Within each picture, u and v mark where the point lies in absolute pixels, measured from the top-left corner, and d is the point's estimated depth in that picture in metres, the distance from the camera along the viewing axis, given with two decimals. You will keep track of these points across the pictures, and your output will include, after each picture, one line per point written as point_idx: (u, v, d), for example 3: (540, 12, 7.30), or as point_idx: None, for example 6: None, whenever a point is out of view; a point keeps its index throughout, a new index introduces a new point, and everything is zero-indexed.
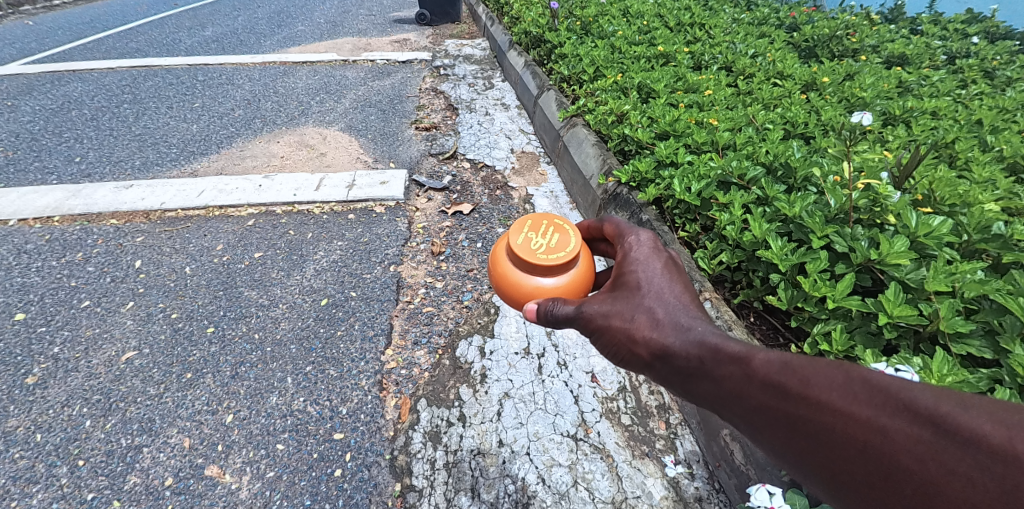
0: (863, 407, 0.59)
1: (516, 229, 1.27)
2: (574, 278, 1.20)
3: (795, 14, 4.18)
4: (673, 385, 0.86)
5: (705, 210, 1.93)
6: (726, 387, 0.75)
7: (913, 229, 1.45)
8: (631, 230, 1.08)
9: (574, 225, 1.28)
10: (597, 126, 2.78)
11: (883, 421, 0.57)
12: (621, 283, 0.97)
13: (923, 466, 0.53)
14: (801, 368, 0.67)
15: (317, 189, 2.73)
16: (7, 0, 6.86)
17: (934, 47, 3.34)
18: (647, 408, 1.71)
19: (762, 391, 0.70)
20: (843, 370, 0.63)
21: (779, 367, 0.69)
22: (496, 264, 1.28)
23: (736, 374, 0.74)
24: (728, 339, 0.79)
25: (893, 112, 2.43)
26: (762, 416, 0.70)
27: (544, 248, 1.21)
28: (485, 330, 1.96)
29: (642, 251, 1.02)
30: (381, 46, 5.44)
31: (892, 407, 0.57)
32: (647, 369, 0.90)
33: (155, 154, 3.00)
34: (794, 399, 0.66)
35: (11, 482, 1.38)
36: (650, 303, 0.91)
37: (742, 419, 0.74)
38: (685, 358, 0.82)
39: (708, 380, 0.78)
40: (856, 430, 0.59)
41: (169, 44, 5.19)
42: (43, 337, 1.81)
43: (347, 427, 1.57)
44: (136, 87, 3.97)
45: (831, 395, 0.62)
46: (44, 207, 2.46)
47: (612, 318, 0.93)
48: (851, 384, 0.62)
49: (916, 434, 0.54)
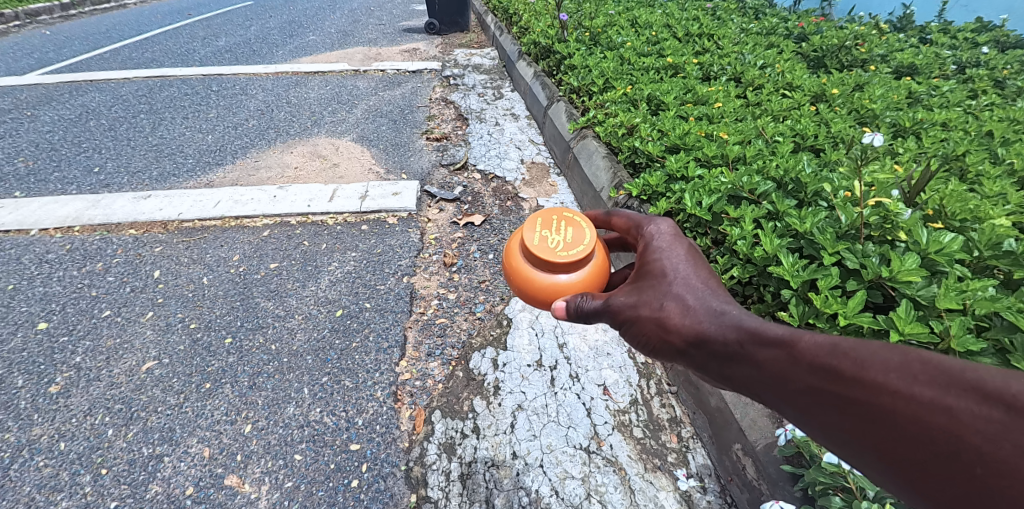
0: (924, 388, 0.54)
1: (528, 228, 1.28)
2: (593, 271, 1.22)
3: (803, 23, 4.19)
4: (713, 373, 0.84)
5: (716, 224, 1.95)
6: (769, 371, 0.72)
7: (924, 246, 1.46)
8: (652, 219, 1.09)
9: (585, 217, 1.28)
10: (608, 138, 2.80)
11: (950, 402, 0.51)
12: (652, 272, 0.98)
13: (997, 447, 0.46)
14: (851, 350, 0.63)
15: (331, 200, 2.78)
16: (25, 10, 7.02)
17: (944, 57, 3.33)
18: (659, 421, 1.71)
19: (808, 374, 0.66)
20: (901, 350, 0.58)
21: (826, 348, 0.65)
22: (513, 263, 1.30)
23: (780, 357, 0.71)
24: (770, 325, 0.76)
25: (903, 124, 2.43)
26: (810, 402, 0.66)
27: (561, 244, 1.23)
28: (498, 342, 1.98)
29: (664, 240, 1.03)
30: (391, 55, 5.52)
31: (958, 388, 0.51)
32: (684, 357, 0.89)
33: (171, 164, 3.06)
34: (843, 380, 0.62)
35: (36, 491, 1.41)
36: (680, 291, 0.92)
37: (787, 405, 0.70)
38: (723, 343, 0.81)
39: (749, 365, 0.76)
40: (916, 410, 0.53)
41: (184, 54, 5.29)
42: (65, 347, 1.85)
43: (363, 438, 1.59)
44: (153, 97, 4.04)
45: (888, 377, 0.57)
46: (65, 217, 2.52)
47: (640, 307, 0.95)
48: (910, 365, 0.56)
49: (987, 414, 0.48)
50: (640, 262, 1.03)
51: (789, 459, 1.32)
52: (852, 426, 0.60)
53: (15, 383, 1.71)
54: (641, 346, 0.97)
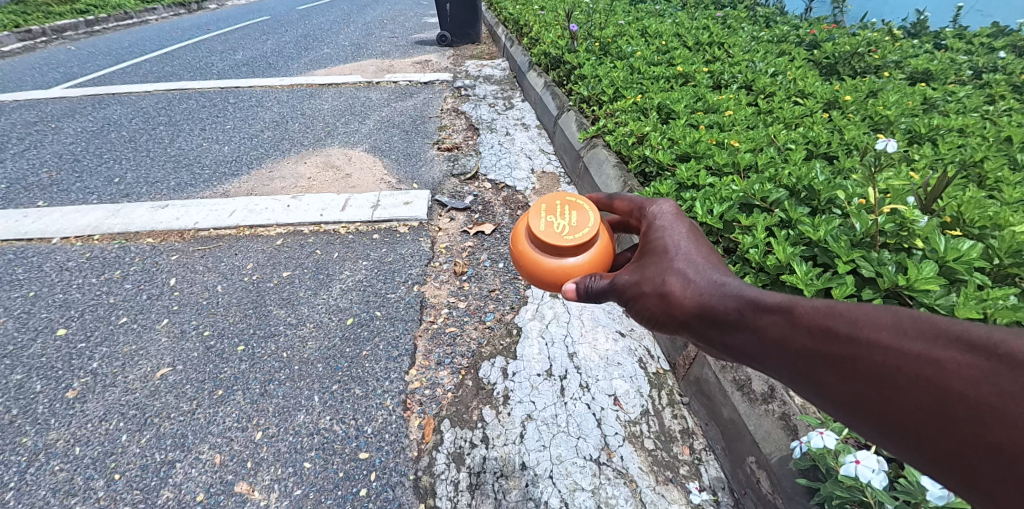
0: (915, 342, 0.56)
1: (533, 214, 1.28)
2: (599, 252, 1.22)
3: (815, 31, 4.17)
4: (714, 342, 0.85)
5: (727, 232, 1.93)
6: (768, 337, 0.74)
7: (941, 254, 1.43)
8: (654, 200, 1.11)
9: (588, 200, 1.29)
10: (618, 147, 2.80)
11: (938, 353, 0.54)
12: (654, 249, 0.98)
13: (979, 392, 0.49)
14: (847, 311, 0.65)
15: (343, 209, 2.81)
16: (52, 27, 7.30)
17: (960, 62, 3.28)
18: (671, 432, 1.68)
19: (806, 336, 0.69)
20: (892, 309, 0.61)
21: (823, 311, 0.67)
22: (518, 249, 1.30)
23: (779, 323, 0.73)
24: (768, 293, 0.78)
25: (918, 130, 2.39)
26: (808, 363, 0.68)
27: (567, 228, 1.23)
28: (508, 351, 1.97)
29: (667, 219, 1.05)
30: (404, 67, 5.61)
31: (945, 340, 0.54)
32: (686, 329, 0.90)
33: (189, 175, 3.13)
34: (840, 341, 0.64)
35: (51, 495, 1.43)
36: (681, 266, 0.92)
37: (786, 369, 0.73)
38: (724, 312, 0.82)
39: (748, 332, 0.78)
40: (906, 364, 0.56)
41: (203, 68, 5.44)
42: (83, 353, 1.89)
43: (372, 447, 1.59)
44: (172, 109, 4.16)
45: (880, 334, 0.60)
46: (85, 226, 2.58)
47: (643, 284, 0.95)
48: (901, 322, 0.59)
49: (972, 363, 0.51)
50: (642, 241, 1.05)
51: (806, 473, 1.26)
52: (848, 383, 0.63)
53: (34, 388, 1.75)
54: (645, 322, 0.98)
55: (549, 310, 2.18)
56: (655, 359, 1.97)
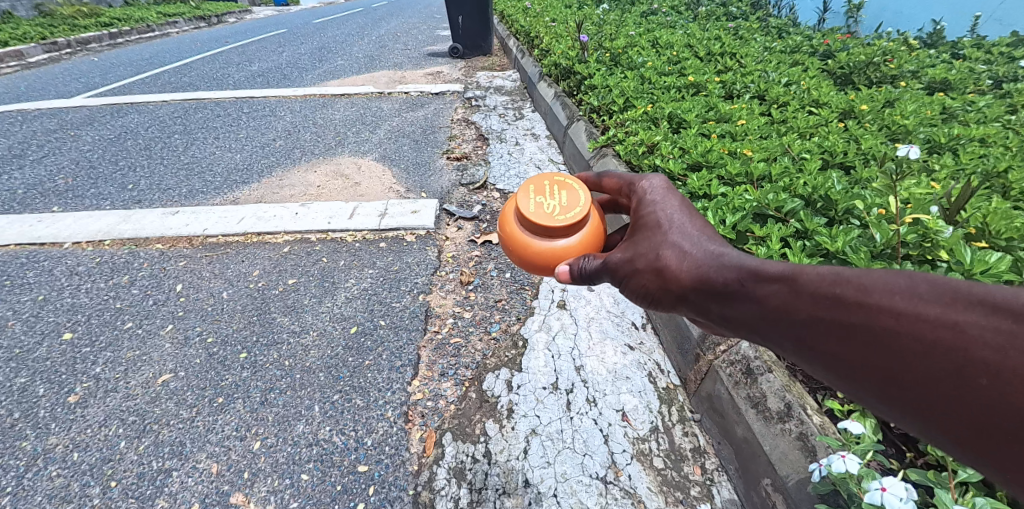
0: (931, 306, 0.57)
1: (523, 196, 1.34)
2: (589, 232, 1.30)
3: (828, 41, 4.11)
4: (713, 313, 0.89)
5: (740, 243, 1.87)
6: (770, 305, 0.77)
7: (968, 266, 1.36)
8: (642, 176, 1.14)
9: (577, 180, 1.36)
10: (627, 156, 2.76)
11: (955, 317, 0.54)
12: (648, 224, 1.03)
13: (1002, 356, 0.49)
14: (854, 277, 0.66)
15: (351, 217, 2.81)
16: (77, 39, 7.56)
17: (979, 72, 3.19)
18: (681, 451, 1.61)
19: (811, 304, 0.70)
20: (906, 274, 0.61)
21: (829, 279, 0.69)
22: (510, 232, 1.36)
23: (782, 291, 0.75)
24: (769, 263, 0.80)
25: (938, 140, 2.31)
26: (812, 330, 0.70)
27: (558, 209, 1.30)
28: (513, 363, 1.92)
29: (658, 193, 1.08)
30: (415, 78, 5.67)
31: (963, 303, 0.54)
32: (685, 303, 0.94)
33: (201, 182, 3.17)
34: (846, 307, 0.66)
35: (46, 501, 1.41)
36: (676, 239, 0.97)
37: (788, 337, 0.75)
38: (724, 283, 0.85)
39: (750, 302, 0.80)
40: (921, 327, 0.57)
41: (220, 79, 5.56)
42: (86, 358, 1.88)
43: (371, 460, 1.55)
44: (188, 119, 4.24)
45: (892, 299, 0.61)
46: (97, 231, 2.62)
47: (637, 261, 1.00)
48: (916, 287, 0.59)
49: (993, 325, 0.51)
50: (634, 217, 1.09)
51: (824, 498, 1.17)
52: (855, 349, 0.64)
53: (37, 392, 1.74)
54: (642, 298, 1.02)
55: (556, 321, 2.13)
56: (665, 373, 1.90)
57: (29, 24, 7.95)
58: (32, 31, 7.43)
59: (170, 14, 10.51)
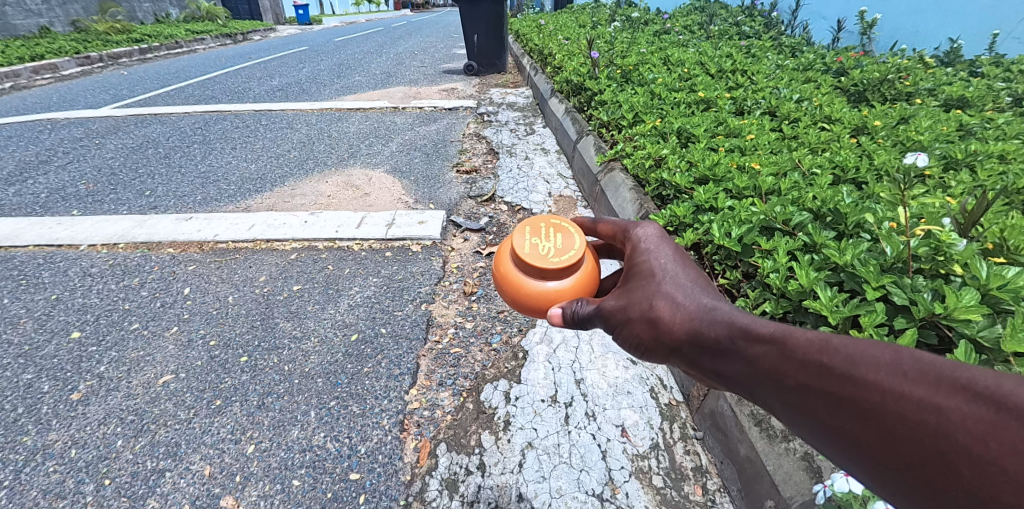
0: (915, 386, 0.59)
1: (519, 236, 1.35)
2: (584, 275, 1.30)
3: (841, 59, 4.08)
4: (703, 367, 0.89)
5: (746, 256, 1.83)
6: (760, 367, 0.78)
7: (983, 281, 1.30)
8: (638, 223, 1.16)
9: (572, 223, 1.37)
10: (634, 171, 2.74)
11: (939, 401, 0.57)
12: (642, 272, 1.04)
13: (983, 445, 0.51)
14: (841, 347, 0.68)
15: (358, 226, 2.84)
16: (111, 55, 7.98)
17: (997, 89, 3.11)
18: (682, 470, 1.55)
19: (800, 370, 0.71)
20: (891, 349, 0.64)
21: (818, 345, 0.70)
22: (504, 270, 1.36)
23: (771, 353, 0.76)
24: (760, 323, 0.81)
25: (954, 156, 2.24)
26: (801, 395, 0.71)
27: (553, 250, 1.30)
28: (512, 375, 1.89)
29: (651, 241, 1.10)
30: (430, 94, 5.79)
31: (948, 387, 0.57)
32: (677, 355, 0.94)
33: (215, 190, 3.25)
34: (835, 377, 0.67)
35: (41, 496, 1.42)
36: (669, 290, 0.98)
37: (777, 399, 0.75)
38: (716, 339, 0.86)
39: (740, 360, 0.81)
40: (907, 407, 0.59)
41: (241, 93, 5.77)
42: (92, 356, 1.92)
43: (364, 468, 1.52)
44: (208, 130, 4.39)
45: (878, 375, 0.63)
46: (113, 235, 2.70)
47: (630, 309, 1.01)
48: (900, 363, 0.62)
49: (975, 413, 0.53)
50: (628, 264, 1.10)
51: None
52: (843, 421, 0.65)
53: (42, 388, 1.78)
54: (633, 346, 1.02)
55: (558, 334, 2.09)
56: (668, 389, 1.84)
57: (66, 39, 8.39)
58: (68, 46, 7.82)
59: (198, 31, 10.99)
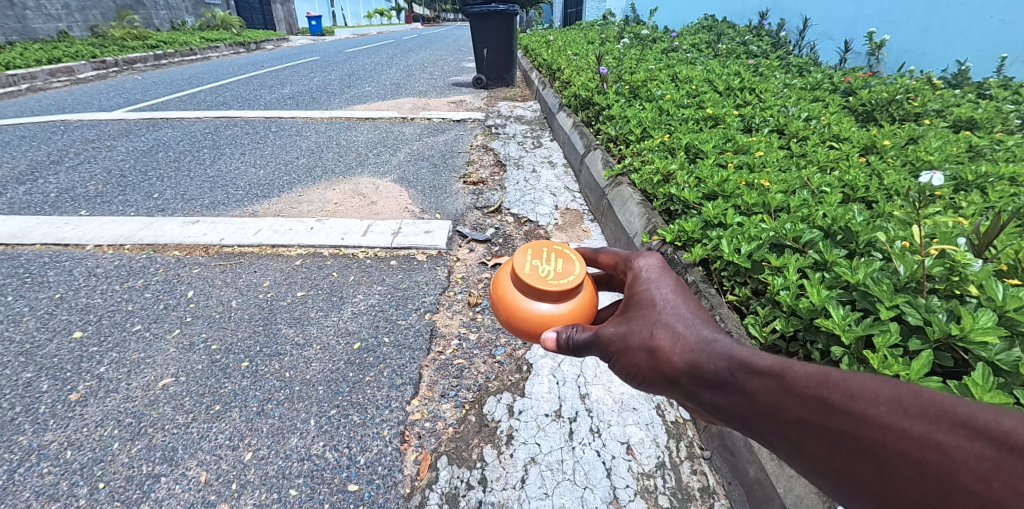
0: (916, 422, 0.58)
1: (520, 257, 1.35)
2: (581, 303, 1.28)
3: (850, 79, 4.11)
4: (702, 401, 0.86)
5: (756, 273, 1.80)
6: (759, 400, 0.75)
7: (1000, 302, 1.28)
8: (640, 253, 1.15)
9: (575, 251, 1.37)
10: (642, 185, 2.73)
11: (940, 438, 0.55)
12: (641, 301, 1.03)
13: (987, 485, 0.50)
14: (840, 381, 0.66)
15: (364, 234, 2.84)
16: (125, 59, 8.13)
17: (1006, 111, 3.11)
18: (689, 490, 1.50)
19: (800, 405, 0.69)
20: (891, 384, 0.63)
21: (817, 379, 0.68)
22: (501, 289, 1.35)
23: (770, 387, 0.73)
24: (759, 354, 0.79)
25: (964, 178, 2.23)
26: (803, 432, 0.69)
27: (552, 273, 1.29)
28: (515, 388, 1.86)
29: (651, 272, 1.09)
30: (439, 106, 5.85)
31: (948, 423, 0.55)
32: (675, 387, 0.91)
33: (223, 195, 3.27)
34: (835, 413, 0.65)
35: (34, 497, 1.39)
36: (669, 319, 0.96)
37: (776, 435, 0.73)
38: (714, 371, 0.83)
39: (739, 394, 0.79)
40: (908, 445, 0.57)
41: (252, 100, 5.84)
42: (93, 356, 1.90)
43: (362, 479, 1.48)
44: (217, 135, 4.43)
45: (877, 410, 0.61)
46: (119, 236, 2.70)
47: (630, 337, 0.99)
48: (900, 398, 0.60)
49: (977, 451, 0.52)
50: (627, 293, 1.08)
51: None
52: (845, 459, 0.64)
53: (41, 387, 1.76)
54: (631, 376, 1.00)
55: None
56: (674, 407, 1.81)
57: (83, 43, 8.57)
58: (85, 50, 7.98)
59: (213, 40, 11.20)
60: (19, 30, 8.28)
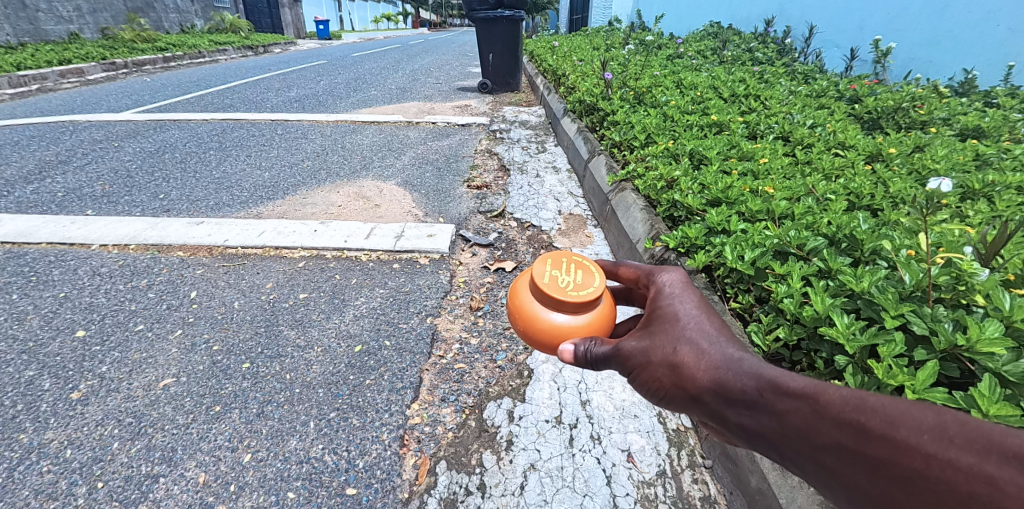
0: (963, 453, 0.57)
1: (539, 266, 1.34)
2: (598, 315, 1.27)
3: (855, 86, 4.09)
4: (727, 420, 0.85)
5: (760, 280, 1.79)
6: (791, 422, 0.74)
7: (1007, 313, 1.26)
8: (662, 268, 1.14)
9: (595, 263, 1.36)
10: (646, 191, 2.73)
11: (989, 470, 0.54)
12: (664, 317, 1.02)
13: None
14: (879, 407, 0.65)
15: (367, 237, 2.85)
16: (135, 62, 8.24)
17: (1013, 120, 3.08)
18: (689, 499, 1.49)
19: (834, 429, 0.68)
20: (933, 411, 0.62)
21: (853, 404, 0.67)
22: (518, 297, 1.35)
23: (802, 409, 0.73)
24: (789, 375, 0.78)
25: (971, 187, 2.21)
26: (839, 457, 0.68)
27: (571, 285, 1.28)
28: (516, 393, 1.85)
29: (675, 288, 1.08)
30: (444, 110, 5.88)
31: (998, 456, 0.54)
32: (698, 404, 0.91)
33: (228, 196, 3.30)
34: (874, 439, 0.64)
35: (32, 496, 1.39)
36: (693, 336, 0.95)
37: (809, 459, 0.72)
38: (741, 390, 0.82)
39: (768, 414, 0.78)
40: (954, 476, 0.56)
41: (259, 103, 5.89)
42: (95, 356, 1.91)
43: (361, 483, 1.47)
44: (224, 137, 4.47)
45: (921, 438, 0.60)
46: (124, 236, 2.72)
47: (652, 352, 0.98)
48: (945, 428, 0.60)
49: None
50: (650, 308, 1.08)
51: None
52: (886, 488, 0.63)
53: (43, 386, 1.77)
54: (652, 392, 0.99)
55: None
56: (676, 415, 1.80)
57: (94, 45, 8.69)
58: (95, 52, 8.08)
59: (222, 43, 11.33)
60: (30, 31, 8.40)
